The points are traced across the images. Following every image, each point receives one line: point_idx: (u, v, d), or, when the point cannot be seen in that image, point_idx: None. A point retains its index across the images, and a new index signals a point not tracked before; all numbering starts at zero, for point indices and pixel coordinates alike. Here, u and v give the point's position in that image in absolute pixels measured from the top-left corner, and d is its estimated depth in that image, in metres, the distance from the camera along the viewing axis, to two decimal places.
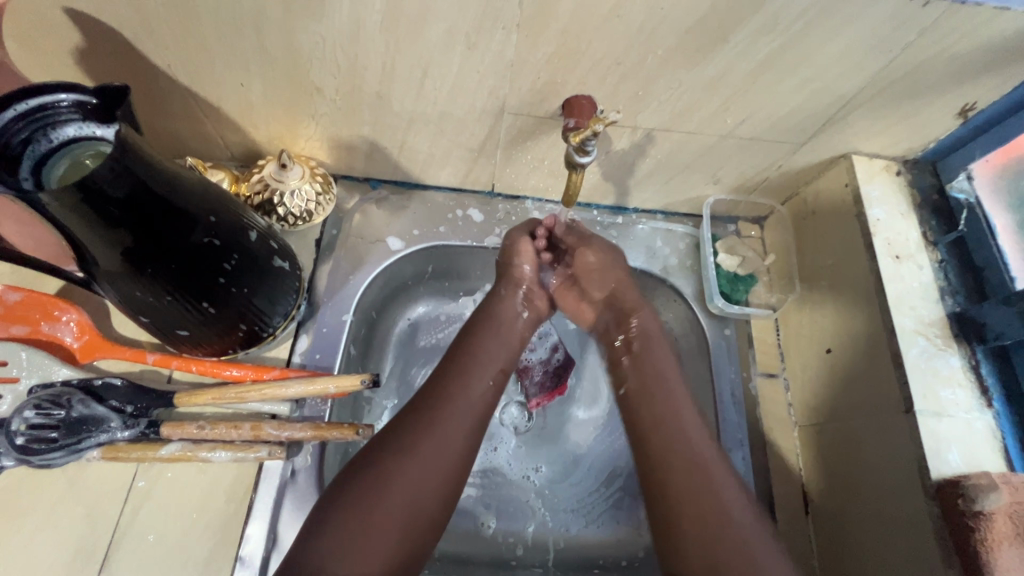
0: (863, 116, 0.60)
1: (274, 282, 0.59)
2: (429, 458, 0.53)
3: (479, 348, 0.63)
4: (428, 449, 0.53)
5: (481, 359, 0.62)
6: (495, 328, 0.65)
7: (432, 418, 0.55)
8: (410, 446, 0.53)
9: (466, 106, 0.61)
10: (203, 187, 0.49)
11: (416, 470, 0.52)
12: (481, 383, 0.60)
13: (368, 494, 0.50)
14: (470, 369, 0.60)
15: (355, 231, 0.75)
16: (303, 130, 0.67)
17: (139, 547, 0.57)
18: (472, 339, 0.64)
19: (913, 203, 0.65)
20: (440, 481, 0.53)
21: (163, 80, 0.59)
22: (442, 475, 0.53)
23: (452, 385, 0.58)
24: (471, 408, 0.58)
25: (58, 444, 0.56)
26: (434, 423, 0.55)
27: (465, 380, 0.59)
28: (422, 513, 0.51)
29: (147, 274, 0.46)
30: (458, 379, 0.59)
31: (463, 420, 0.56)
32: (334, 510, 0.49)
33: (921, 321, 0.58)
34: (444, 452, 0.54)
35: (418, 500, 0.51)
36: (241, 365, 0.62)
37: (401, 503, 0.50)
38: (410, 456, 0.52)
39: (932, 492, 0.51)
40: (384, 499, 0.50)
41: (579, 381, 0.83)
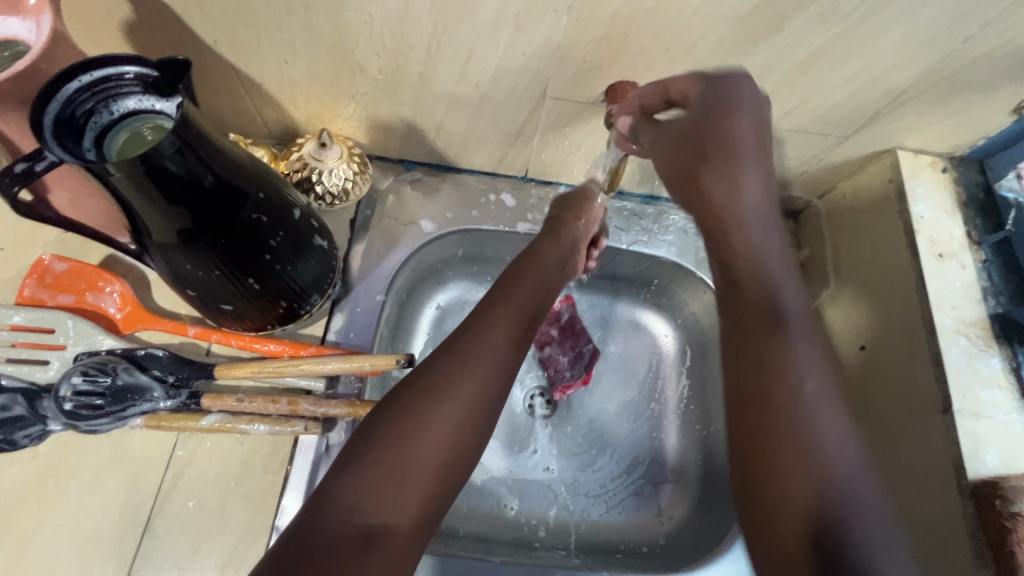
0: (913, 110, 0.59)
1: (314, 261, 0.60)
2: (460, 408, 0.49)
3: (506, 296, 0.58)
4: (463, 389, 0.50)
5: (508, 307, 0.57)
6: (533, 276, 0.61)
7: (454, 366, 0.51)
8: (433, 395, 0.49)
9: (507, 88, 0.60)
10: (253, 164, 0.50)
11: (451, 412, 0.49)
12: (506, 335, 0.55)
13: (390, 444, 0.46)
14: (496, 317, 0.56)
15: (388, 213, 0.75)
16: (343, 109, 0.67)
17: (179, 514, 0.58)
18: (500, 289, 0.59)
19: (959, 201, 0.64)
20: (465, 432, 0.49)
21: (209, 55, 0.59)
22: (476, 424, 0.50)
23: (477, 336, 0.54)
24: (505, 352, 0.54)
25: (103, 410, 0.57)
26: (456, 372, 0.51)
27: (491, 330, 0.55)
28: (455, 462, 0.48)
29: (200, 249, 0.47)
30: (483, 329, 0.55)
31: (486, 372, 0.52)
32: (356, 455, 0.46)
33: (963, 321, 0.58)
34: (480, 396, 0.51)
35: (452, 448, 0.48)
36: (278, 341, 0.63)
37: (423, 452, 0.47)
38: (434, 406, 0.48)
39: (967, 492, 0.51)
40: (404, 448, 0.46)
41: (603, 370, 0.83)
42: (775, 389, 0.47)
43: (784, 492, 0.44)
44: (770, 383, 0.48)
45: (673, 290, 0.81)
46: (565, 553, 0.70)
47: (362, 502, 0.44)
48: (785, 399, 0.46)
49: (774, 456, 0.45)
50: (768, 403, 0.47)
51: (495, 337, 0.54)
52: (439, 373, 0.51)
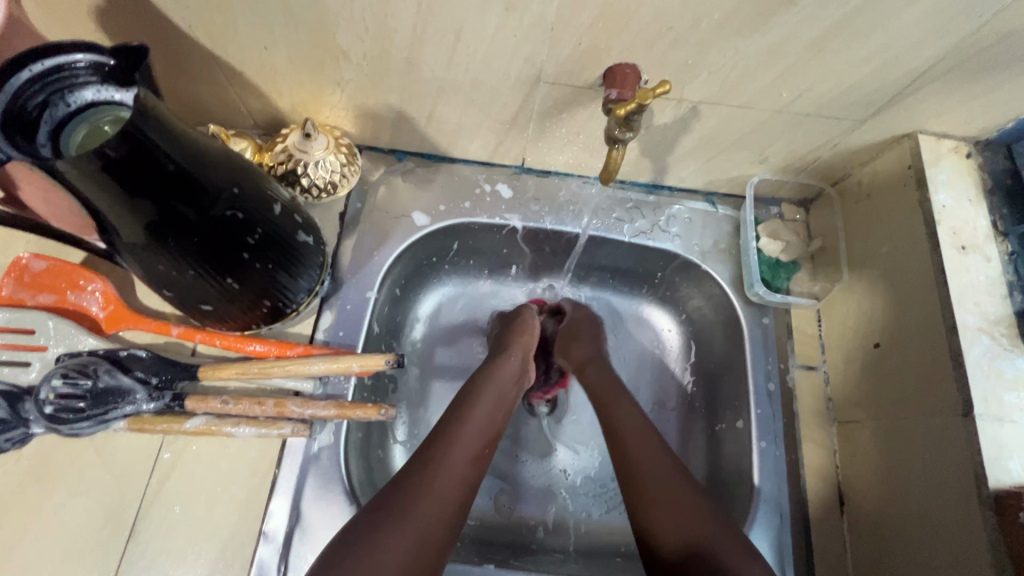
0: (936, 91, 0.54)
1: (299, 258, 0.57)
2: (429, 503, 0.50)
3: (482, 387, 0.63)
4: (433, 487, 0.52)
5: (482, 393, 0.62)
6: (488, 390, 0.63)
7: (444, 450, 0.55)
8: (424, 473, 0.52)
9: (499, 73, 0.57)
10: (226, 158, 0.47)
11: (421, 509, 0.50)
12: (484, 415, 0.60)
13: (395, 517, 0.48)
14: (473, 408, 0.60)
15: (379, 206, 0.72)
16: (328, 97, 0.64)
17: (165, 518, 0.57)
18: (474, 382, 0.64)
19: (984, 188, 0.59)
20: (436, 526, 0.50)
21: (185, 42, 0.56)
22: (445, 509, 0.51)
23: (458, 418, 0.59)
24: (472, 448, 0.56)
25: (86, 413, 0.56)
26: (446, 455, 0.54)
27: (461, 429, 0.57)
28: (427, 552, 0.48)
29: (170, 248, 0.45)
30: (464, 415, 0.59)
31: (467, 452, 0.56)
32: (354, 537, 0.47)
33: (986, 319, 0.54)
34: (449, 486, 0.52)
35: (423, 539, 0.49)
36: (264, 341, 0.61)
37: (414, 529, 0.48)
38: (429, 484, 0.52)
39: (988, 501, 0.48)
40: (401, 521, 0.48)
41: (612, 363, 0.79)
42: (658, 475, 0.56)
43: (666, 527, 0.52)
44: (642, 464, 0.57)
45: (677, 285, 0.77)
46: (564, 557, 0.68)
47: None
48: (656, 479, 0.55)
49: (658, 500, 0.54)
50: (661, 474, 0.56)
51: (476, 422, 0.59)
52: (429, 456, 0.54)
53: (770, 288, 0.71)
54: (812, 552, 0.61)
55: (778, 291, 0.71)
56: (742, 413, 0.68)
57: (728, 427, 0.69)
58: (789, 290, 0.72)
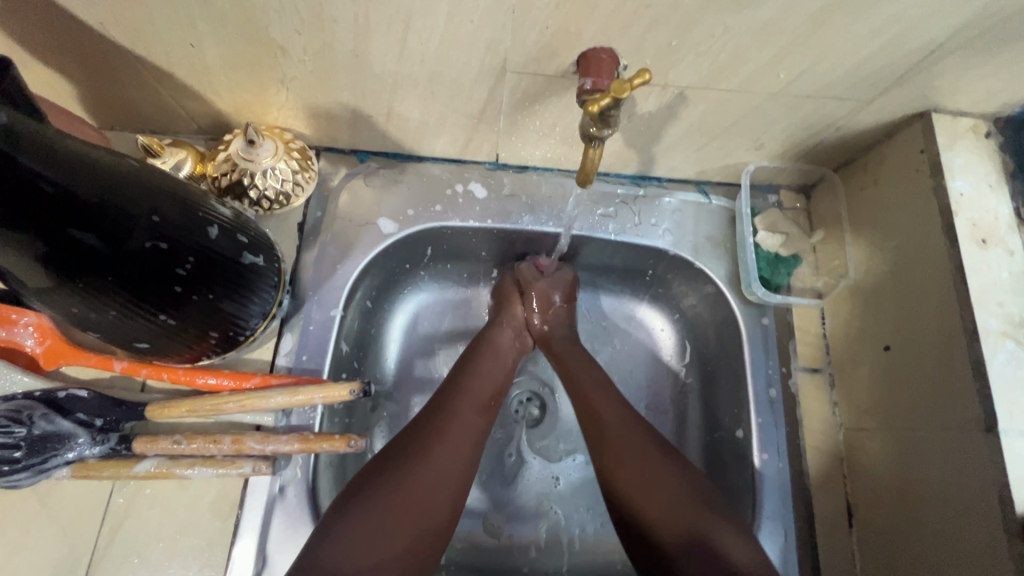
0: (953, 65, 0.48)
1: (246, 281, 0.51)
2: (445, 456, 0.52)
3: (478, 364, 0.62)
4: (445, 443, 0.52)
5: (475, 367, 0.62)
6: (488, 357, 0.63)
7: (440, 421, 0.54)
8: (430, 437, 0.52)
9: (458, 63, 0.50)
10: (139, 178, 0.41)
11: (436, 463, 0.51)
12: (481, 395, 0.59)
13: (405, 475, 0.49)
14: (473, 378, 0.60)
15: (341, 214, 0.66)
16: (273, 97, 0.57)
17: (120, 570, 0.53)
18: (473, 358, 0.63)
19: (1004, 171, 0.53)
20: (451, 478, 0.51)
21: (99, 42, 0.49)
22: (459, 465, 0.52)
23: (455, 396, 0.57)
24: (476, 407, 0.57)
25: (23, 464, 0.51)
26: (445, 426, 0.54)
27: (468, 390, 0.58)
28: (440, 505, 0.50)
29: (79, 287, 0.39)
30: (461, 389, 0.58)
31: (463, 428, 0.55)
32: (349, 505, 0.47)
33: (1010, 321, 0.48)
34: (462, 443, 0.53)
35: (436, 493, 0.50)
36: (218, 372, 0.56)
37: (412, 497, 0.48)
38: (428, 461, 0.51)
39: (1014, 528, 0.43)
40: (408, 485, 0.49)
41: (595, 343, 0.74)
42: (634, 443, 0.54)
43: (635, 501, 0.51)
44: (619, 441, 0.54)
45: (669, 282, 0.71)
46: None
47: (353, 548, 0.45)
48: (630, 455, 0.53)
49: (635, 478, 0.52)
50: (635, 446, 0.54)
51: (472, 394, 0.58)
52: (428, 427, 0.53)
53: (768, 285, 0.66)
54: (819, 570, 0.57)
55: (778, 289, 0.66)
56: (741, 422, 0.63)
57: (726, 437, 0.65)
58: (789, 286, 0.67)
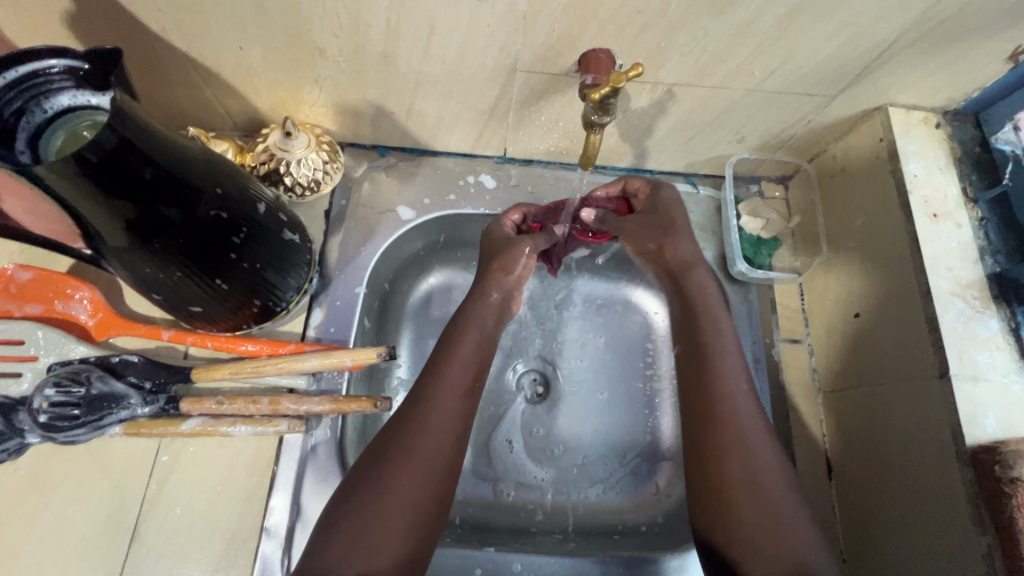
0: (903, 64, 0.56)
1: (286, 255, 0.57)
2: (421, 468, 0.52)
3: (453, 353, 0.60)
4: (423, 451, 0.53)
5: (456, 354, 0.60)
6: (471, 333, 0.62)
7: (421, 423, 0.54)
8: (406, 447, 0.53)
9: (475, 63, 0.57)
10: (205, 158, 0.47)
11: (414, 474, 0.52)
12: (464, 384, 0.58)
13: (389, 489, 0.50)
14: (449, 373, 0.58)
15: (363, 202, 0.73)
16: (307, 95, 0.64)
17: (166, 519, 0.58)
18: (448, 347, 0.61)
19: (953, 156, 0.61)
20: (431, 486, 0.52)
21: (159, 45, 0.56)
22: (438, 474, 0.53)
23: (436, 394, 0.56)
24: (457, 406, 0.57)
25: (81, 420, 0.56)
26: (427, 425, 0.54)
27: (445, 388, 0.57)
28: (427, 510, 0.52)
29: (155, 250, 0.45)
30: (441, 383, 0.57)
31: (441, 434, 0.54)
32: (344, 512, 0.50)
33: (959, 283, 0.56)
34: (440, 448, 0.54)
35: (420, 501, 0.51)
36: (256, 340, 0.62)
37: (404, 505, 0.50)
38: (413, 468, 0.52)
39: (965, 458, 0.50)
40: (390, 497, 0.50)
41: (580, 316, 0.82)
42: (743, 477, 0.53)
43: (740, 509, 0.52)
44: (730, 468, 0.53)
45: None
46: (563, 538, 0.70)
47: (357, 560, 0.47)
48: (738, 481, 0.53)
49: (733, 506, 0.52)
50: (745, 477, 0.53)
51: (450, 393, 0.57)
52: (406, 433, 0.53)
53: (752, 265, 0.73)
54: None
55: (760, 268, 0.73)
56: None
57: None
58: (771, 265, 0.74)
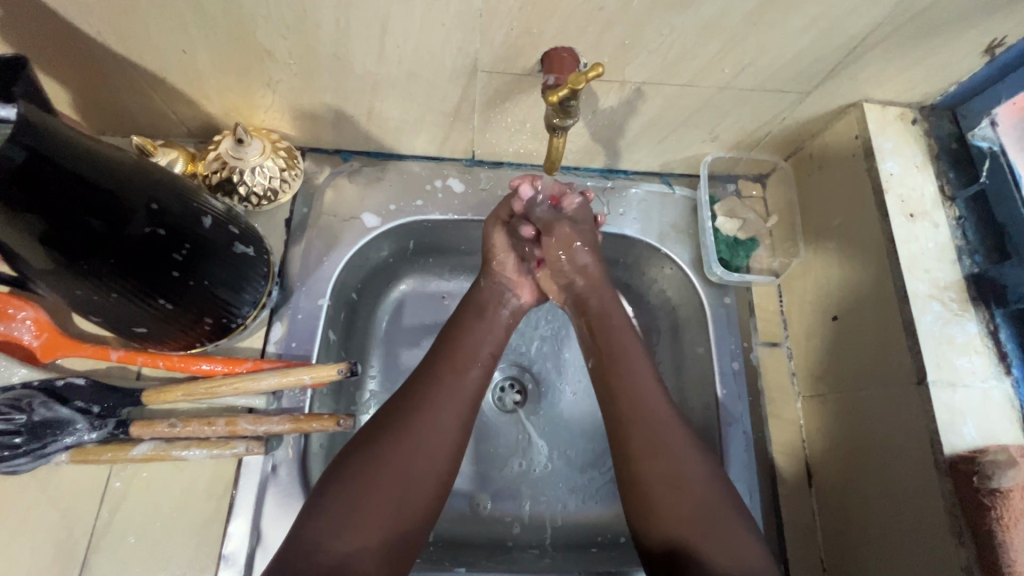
0: (878, 58, 0.54)
1: (238, 270, 0.54)
2: (417, 450, 0.53)
3: (441, 385, 0.57)
4: (421, 435, 0.53)
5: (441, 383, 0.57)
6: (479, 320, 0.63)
7: (421, 409, 0.55)
8: (404, 429, 0.53)
9: (434, 65, 0.55)
10: (140, 171, 0.45)
11: (409, 458, 0.52)
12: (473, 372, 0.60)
13: (382, 470, 0.51)
14: (458, 360, 0.59)
15: (326, 209, 0.70)
16: (260, 99, 0.61)
17: (119, 550, 0.55)
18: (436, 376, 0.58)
19: (929, 154, 0.59)
20: (425, 470, 0.53)
21: (96, 49, 0.53)
22: (435, 458, 0.54)
23: (423, 401, 0.56)
24: (463, 394, 0.58)
25: (22, 449, 0.54)
26: (427, 411, 0.55)
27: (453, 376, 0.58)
28: (416, 499, 0.52)
29: (85, 271, 0.43)
30: (442, 384, 0.57)
31: (449, 419, 0.55)
32: (336, 488, 0.50)
33: (937, 285, 0.54)
34: (439, 433, 0.54)
35: (412, 491, 0.52)
36: (211, 359, 0.59)
37: (394, 489, 0.51)
38: (372, 510, 0.49)
39: (944, 467, 0.48)
40: (382, 478, 0.51)
41: (557, 324, 0.80)
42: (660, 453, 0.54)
43: (671, 524, 0.52)
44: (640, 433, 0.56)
45: (640, 268, 0.75)
46: (539, 552, 0.68)
47: (343, 536, 0.48)
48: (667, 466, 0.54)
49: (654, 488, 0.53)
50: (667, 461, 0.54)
51: (455, 380, 0.58)
52: (406, 416, 0.54)
53: (729, 267, 0.71)
54: (782, 527, 0.61)
55: (737, 270, 0.71)
56: (708, 394, 0.67)
57: (694, 409, 0.69)
58: (748, 267, 0.72)
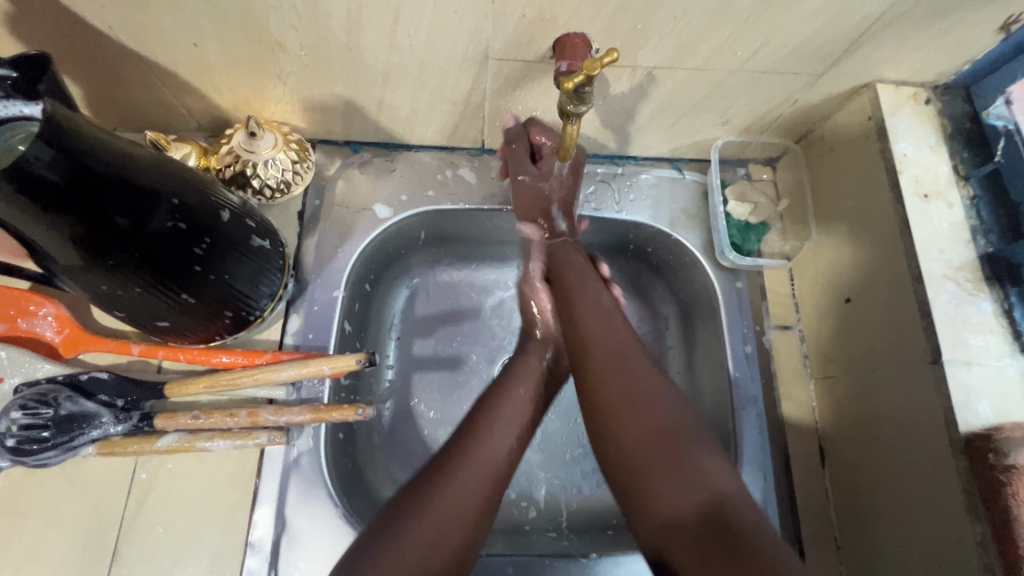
0: (891, 37, 0.53)
1: (257, 263, 0.55)
2: (457, 514, 0.47)
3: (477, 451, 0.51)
4: (460, 496, 0.47)
5: (483, 440, 0.52)
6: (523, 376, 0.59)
7: (464, 465, 0.50)
8: (444, 488, 0.48)
9: (445, 54, 0.55)
10: (159, 166, 0.45)
11: (438, 529, 0.45)
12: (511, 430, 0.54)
13: (408, 546, 0.44)
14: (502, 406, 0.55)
15: (338, 201, 0.70)
16: (271, 92, 0.61)
17: (148, 539, 0.56)
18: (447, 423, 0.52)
19: (943, 134, 0.59)
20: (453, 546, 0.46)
21: (108, 46, 0.53)
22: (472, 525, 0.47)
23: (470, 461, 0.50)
24: (506, 444, 0.53)
25: (51, 442, 0.54)
26: (466, 472, 0.49)
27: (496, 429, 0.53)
28: None
29: (109, 267, 0.43)
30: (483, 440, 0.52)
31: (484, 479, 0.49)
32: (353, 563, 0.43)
33: (951, 266, 0.54)
34: (475, 495, 0.48)
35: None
36: (231, 351, 0.60)
37: (413, 572, 0.43)
38: None
39: (959, 445, 0.49)
40: (408, 554, 0.44)
41: None
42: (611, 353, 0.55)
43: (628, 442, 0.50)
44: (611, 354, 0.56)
45: (652, 254, 0.75)
46: (556, 535, 0.69)
47: None
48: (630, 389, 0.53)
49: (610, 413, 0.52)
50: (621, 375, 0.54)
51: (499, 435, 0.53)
52: (446, 476, 0.48)
53: (741, 251, 0.71)
54: (796, 506, 0.62)
55: (750, 254, 0.71)
56: (721, 378, 0.68)
57: (706, 392, 0.69)
58: (760, 251, 0.72)
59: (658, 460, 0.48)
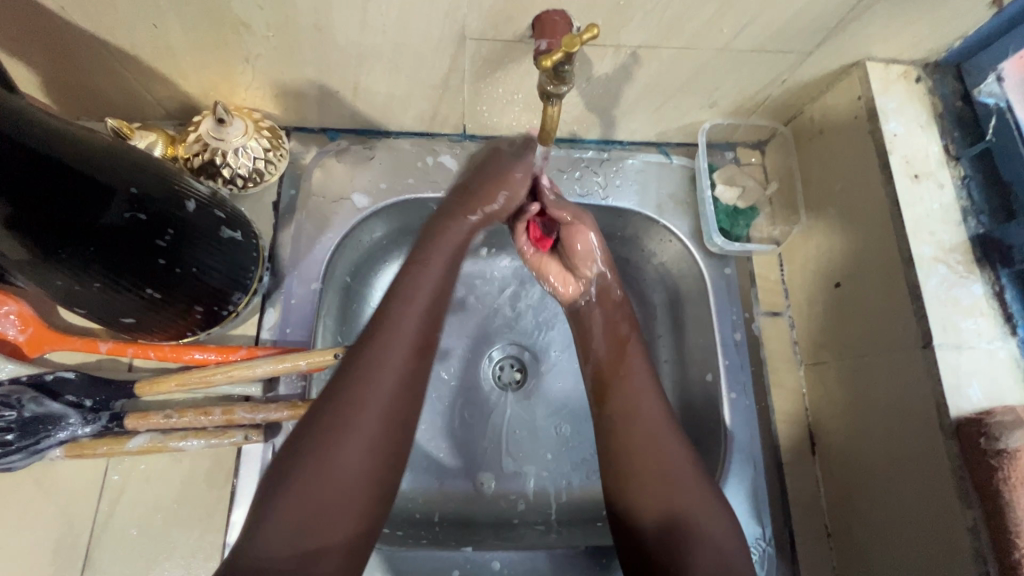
0: (882, 12, 0.52)
1: (228, 255, 0.52)
2: (378, 407, 0.45)
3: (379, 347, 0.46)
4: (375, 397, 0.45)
5: (384, 339, 0.47)
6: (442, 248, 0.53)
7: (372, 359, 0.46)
8: (356, 385, 0.44)
9: (421, 34, 0.52)
10: (116, 156, 0.43)
11: (360, 431, 0.43)
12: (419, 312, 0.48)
13: (333, 448, 0.43)
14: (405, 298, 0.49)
15: (315, 190, 0.68)
16: (240, 76, 0.58)
17: (122, 542, 0.54)
18: (365, 353, 0.46)
19: (933, 113, 0.58)
20: (389, 436, 0.45)
21: (61, 28, 0.50)
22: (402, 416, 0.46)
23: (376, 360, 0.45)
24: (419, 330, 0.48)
25: (15, 446, 0.52)
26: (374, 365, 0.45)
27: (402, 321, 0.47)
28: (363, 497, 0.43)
29: (63, 261, 0.41)
30: (389, 328, 0.47)
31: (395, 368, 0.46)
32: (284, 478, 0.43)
33: (941, 248, 0.53)
34: (387, 385, 0.45)
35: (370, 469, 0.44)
36: (203, 348, 0.57)
37: (355, 468, 0.43)
38: (323, 520, 0.42)
39: (950, 430, 0.48)
40: (338, 455, 0.43)
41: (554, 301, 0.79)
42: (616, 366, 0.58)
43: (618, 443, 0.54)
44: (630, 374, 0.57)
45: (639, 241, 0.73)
46: (545, 529, 0.69)
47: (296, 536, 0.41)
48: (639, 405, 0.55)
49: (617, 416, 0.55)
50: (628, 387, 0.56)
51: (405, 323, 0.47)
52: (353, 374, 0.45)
53: (729, 237, 0.69)
54: (786, 494, 0.62)
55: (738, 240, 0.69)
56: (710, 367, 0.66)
57: (695, 381, 0.68)
58: (749, 236, 0.70)
59: (655, 476, 0.51)
